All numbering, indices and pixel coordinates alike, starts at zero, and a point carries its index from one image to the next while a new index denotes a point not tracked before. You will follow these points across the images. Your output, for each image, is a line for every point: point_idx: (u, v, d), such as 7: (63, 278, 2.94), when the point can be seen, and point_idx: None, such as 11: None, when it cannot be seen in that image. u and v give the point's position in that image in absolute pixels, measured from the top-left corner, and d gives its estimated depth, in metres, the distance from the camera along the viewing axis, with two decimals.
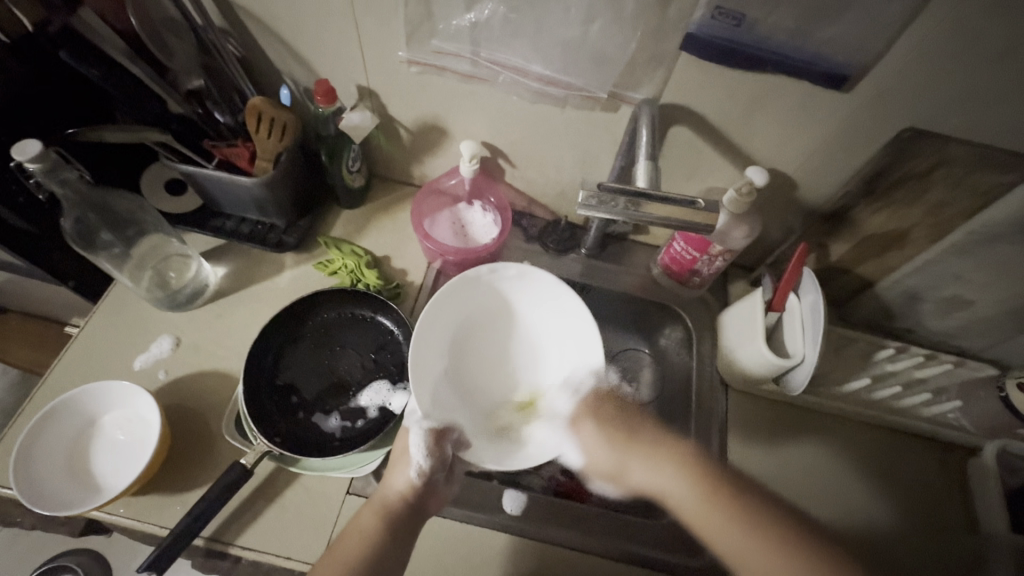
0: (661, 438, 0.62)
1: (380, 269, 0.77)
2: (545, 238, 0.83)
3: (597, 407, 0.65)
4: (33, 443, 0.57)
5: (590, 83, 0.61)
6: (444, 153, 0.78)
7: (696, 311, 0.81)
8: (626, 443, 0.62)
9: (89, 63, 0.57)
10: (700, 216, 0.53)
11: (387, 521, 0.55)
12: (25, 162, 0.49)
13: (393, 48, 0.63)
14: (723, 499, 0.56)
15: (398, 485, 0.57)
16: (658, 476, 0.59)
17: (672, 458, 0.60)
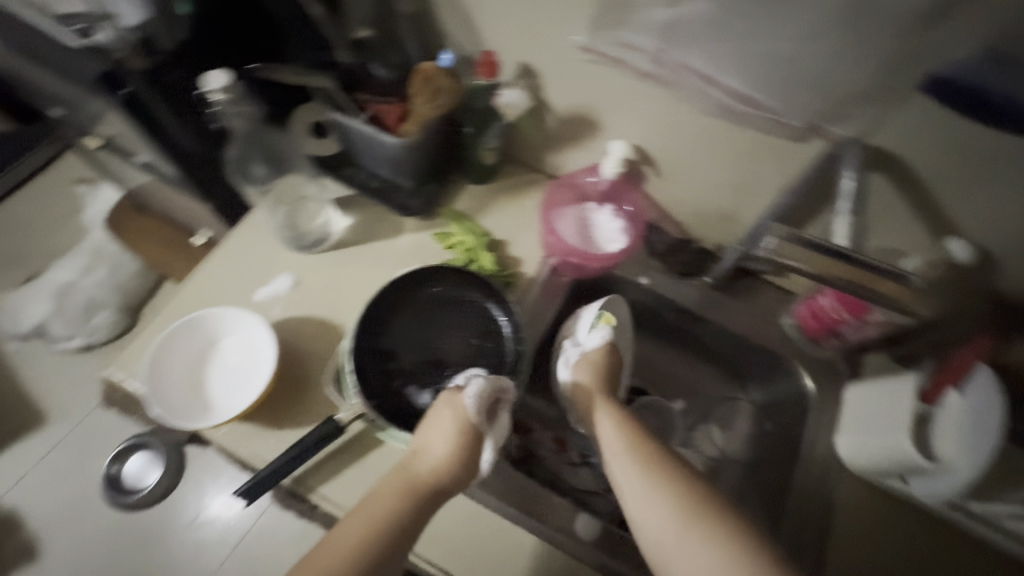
0: (630, 417, 0.62)
1: (495, 253, 0.75)
2: (670, 258, 0.77)
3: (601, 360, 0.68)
4: (163, 351, 0.61)
5: (784, 107, 0.53)
6: (587, 147, 0.74)
7: (823, 375, 0.72)
8: (598, 383, 0.66)
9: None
10: (906, 292, 0.50)
11: (409, 498, 0.54)
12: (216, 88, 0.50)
13: (571, 31, 0.58)
14: (666, 488, 0.53)
15: (429, 457, 0.55)
16: (602, 418, 0.62)
17: (630, 428, 0.60)
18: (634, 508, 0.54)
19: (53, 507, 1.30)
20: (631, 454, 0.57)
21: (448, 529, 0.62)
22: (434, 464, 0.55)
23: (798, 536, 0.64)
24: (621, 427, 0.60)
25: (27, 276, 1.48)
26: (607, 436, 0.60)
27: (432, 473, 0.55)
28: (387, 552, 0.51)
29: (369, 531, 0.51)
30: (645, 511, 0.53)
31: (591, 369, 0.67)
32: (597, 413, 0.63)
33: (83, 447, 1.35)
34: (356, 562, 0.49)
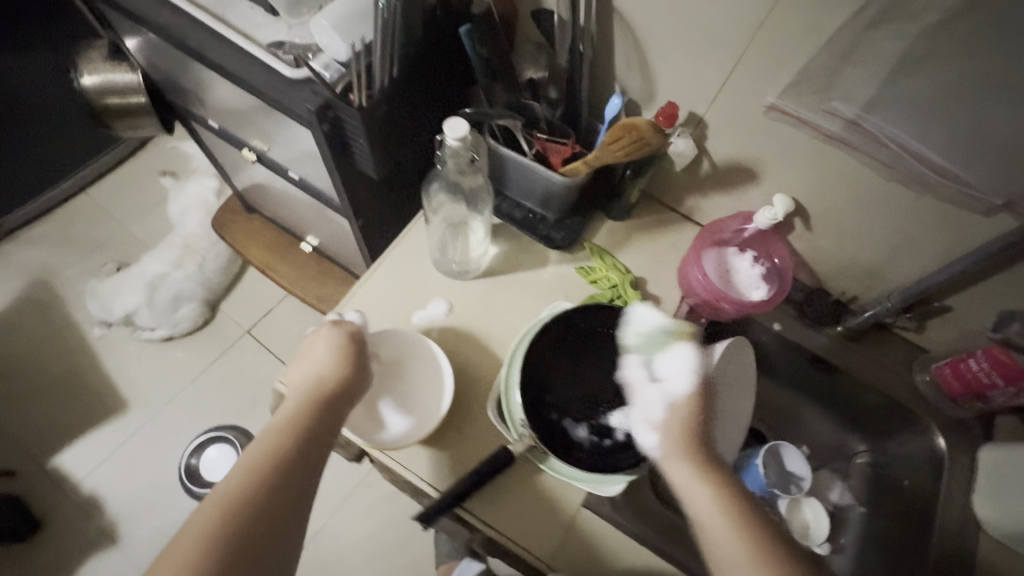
0: (727, 484, 0.55)
1: (638, 290, 0.77)
2: (804, 305, 0.79)
3: (688, 406, 0.62)
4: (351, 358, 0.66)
5: (981, 183, 0.55)
6: (736, 195, 0.76)
7: (957, 434, 0.74)
8: (687, 437, 0.59)
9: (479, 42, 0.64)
10: None
11: (317, 407, 0.59)
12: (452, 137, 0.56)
13: (761, 90, 0.60)
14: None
15: (327, 373, 0.60)
16: (693, 478, 0.56)
17: (727, 502, 0.54)
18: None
19: (131, 493, 1.32)
20: (749, 544, 0.50)
21: (599, 563, 0.63)
22: (333, 375, 0.61)
23: None
24: (707, 493, 0.54)
25: (117, 262, 1.53)
26: (699, 499, 0.55)
27: (333, 384, 0.60)
28: (305, 447, 0.56)
29: (292, 429, 0.56)
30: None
31: (677, 420, 0.61)
32: (694, 475, 0.56)
33: (163, 435, 1.38)
34: (282, 445, 0.55)
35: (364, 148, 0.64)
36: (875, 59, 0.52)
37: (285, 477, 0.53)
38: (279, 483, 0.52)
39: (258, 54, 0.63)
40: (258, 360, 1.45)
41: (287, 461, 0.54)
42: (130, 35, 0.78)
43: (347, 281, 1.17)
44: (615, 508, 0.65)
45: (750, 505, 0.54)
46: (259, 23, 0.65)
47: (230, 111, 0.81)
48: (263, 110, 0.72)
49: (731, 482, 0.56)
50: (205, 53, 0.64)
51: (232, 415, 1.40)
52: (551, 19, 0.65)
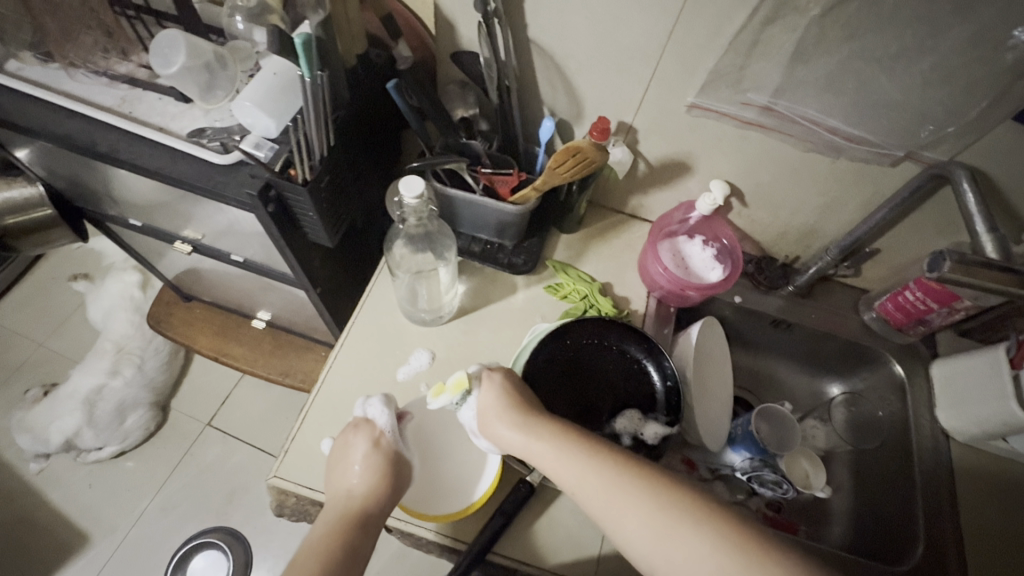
0: (561, 434, 0.53)
1: (608, 296, 0.80)
2: (756, 274, 0.85)
3: (496, 386, 0.58)
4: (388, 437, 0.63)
5: (883, 139, 0.62)
6: (675, 188, 0.80)
7: (909, 357, 0.82)
8: (506, 411, 0.56)
9: (408, 95, 0.65)
10: None
11: (352, 532, 0.53)
12: (409, 196, 0.59)
13: (681, 92, 0.65)
14: (657, 505, 0.47)
15: (358, 487, 0.55)
16: (527, 437, 0.54)
17: (577, 447, 0.52)
18: (636, 545, 0.47)
19: None
20: (603, 476, 0.49)
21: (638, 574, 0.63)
22: (366, 492, 0.55)
23: (934, 505, 0.72)
24: (551, 447, 0.53)
25: (41, 385, 1.38)
26: (550, 461, 0.52)
27: (368, 503, 0.55)
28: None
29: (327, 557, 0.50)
30: (659, 541, 0.46)
31: (493, 399, 0.57)
32: (525, 437, 0.54)
33: (136, 561, 1.24)
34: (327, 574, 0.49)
35: (315, 220, 0.63)
36: (773, 51, 0.58)
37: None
38: None
39: (185, 147, 0.60)
40: (226, 450, 1.36)
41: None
42: (21, 148, 0.72)
43: (311, 347, 1.13)
44: None
45: (597, 443, 0.52)
46: (175, 116, 0.63)
47: (153, 205, 0.77)
48: (193, 200, 0.69)
49: (577, 429, 0.54)
50: (121, 156, 0.60)
51: (211, 516, 1.29)
52: (473, 60, 0.67)
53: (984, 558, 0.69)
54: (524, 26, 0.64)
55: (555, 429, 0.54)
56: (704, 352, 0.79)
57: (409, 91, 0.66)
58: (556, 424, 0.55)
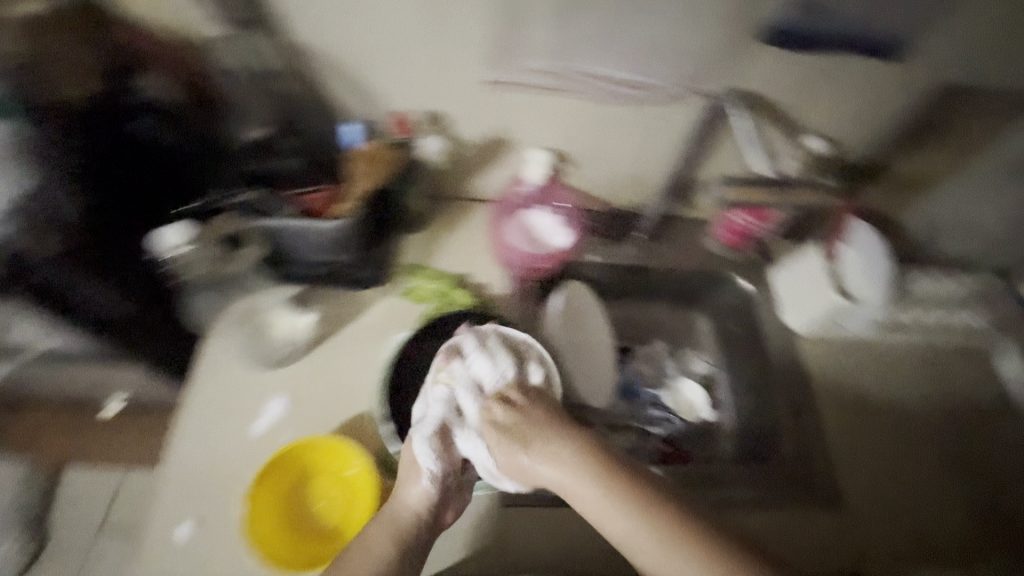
0: (581, 466, 0.55)
1: (464, 288, 0.78)
2: (604, 230, 0.88)
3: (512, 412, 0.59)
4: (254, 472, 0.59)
5: (665, 81, 0.65)
6: (505, 165, 0.80)
7: (752, 271, 0.88)
8: (517, 434, 0.58)
9: (172, 128, 0.68)
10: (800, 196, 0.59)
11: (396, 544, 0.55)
12: (173, 244, 0.65)
13: (469, 71, 0.64)
14: (665, 539, 0.51)
15: (421, 496, 0.57)
16: (556, 461, 0.56)
17: (593, 471, 0.55)
18: (652, 565, 0.51)
19: None
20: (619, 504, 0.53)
21: (543, 552, 0.64)
22: (409, 508, 0.57)
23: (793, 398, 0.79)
24: (577, 470, 0.55)
25: None
26: (570, 482, 0.55)
27: (417, 515, 0.57)
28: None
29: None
30: (661, 565, 0.50)
31: (502, 428, 0.58)
32: (545, 459, 0.56)
33: None
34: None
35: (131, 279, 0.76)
36: (537, 13, 0.58)
37: None
38: None
39: None
40: None
41: None
42: None
43: None
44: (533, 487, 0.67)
45: (628, 469, 0.55)
46: None
47: None
48: None
49: (601, 450, 0.57)
50: None
51: None
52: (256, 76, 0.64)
53: (840, 428, 0.78)
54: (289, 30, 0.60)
55: (576, 451, 0.56)
56: (572, 318, 0.79)
57: (161, 128, 0.67)
58: (582, 445, 0.56)
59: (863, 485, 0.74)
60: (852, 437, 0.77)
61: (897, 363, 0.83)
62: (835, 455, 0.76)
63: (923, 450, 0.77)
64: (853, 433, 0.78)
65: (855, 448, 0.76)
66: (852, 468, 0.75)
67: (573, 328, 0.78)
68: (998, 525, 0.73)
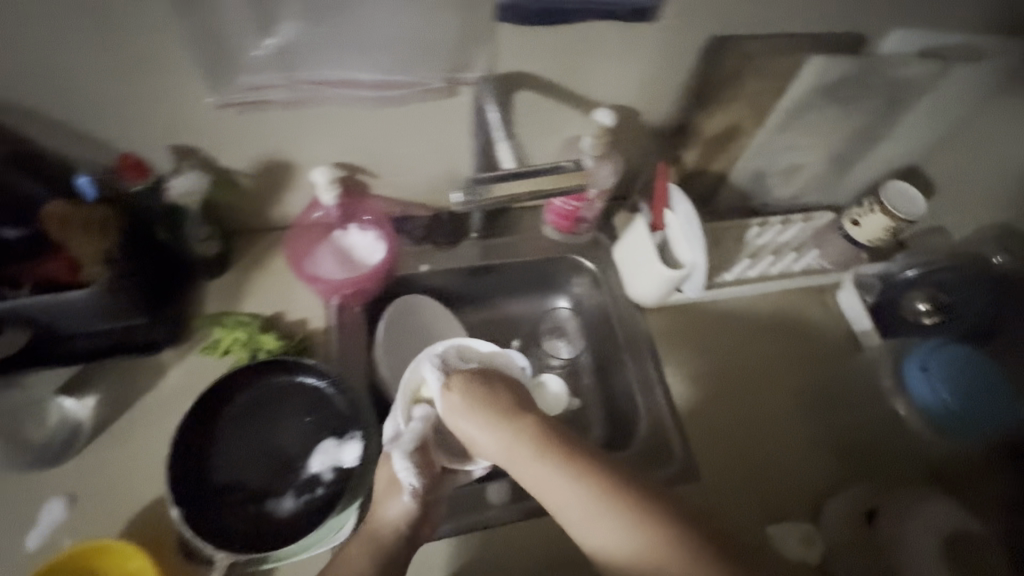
0: (555, 445, 0.54)
1: (275, 329, 0.71)
2: (433, 236, 0.81)
3: (467, 396, 0.58)
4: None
5: (421, 76, 0.58)
6: (297, 187, 0.72)
7: (594, 251, 0.85)
8: (492, 412, 0.57)
9: None
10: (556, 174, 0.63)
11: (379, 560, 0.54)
12: None
13: (194, 95, 0.56)
14: (624, 513, 0.50)
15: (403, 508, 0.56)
16: (498, 438, 0.56)
17: (553, 452, 0.53)
18: (595, 538, 0.51)
19: None
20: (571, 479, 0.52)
21: None
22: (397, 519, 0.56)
23: (644, 376, 0.77)
24: (516, 451, 0.55)
25: None
26: (525, 466, 0.54)
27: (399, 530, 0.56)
28: None
29: None
30: (613, 545, 0.50)
31: (472, 403, 0.58)
32: (509, 442, 0.55)
33: None
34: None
35: None
36: (243, 23, 0.51)
37: None
38: None
39: None
40: None
41: None
42: None
43: None
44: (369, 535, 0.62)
45: (566, 445, 0.54)
46: None
47: None
48: None
49: (549, 428, 0.56)
50: None
51: None
52: None
53: (687, 393, 0.77)
54: None
55: (538, 434, 0.55)
56: (398, 337, 0.76)
57: None
58: (539, 425, 0.56)
59: (708, 449, 0.73)
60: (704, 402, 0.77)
61: (742, 319, 0.83)
62: (686, 422, 0.75)
63: (775, 404, 0.77)
64: (702, 398, 0.77)
65: (710, 414, 0.75)
66: (702, 432, 0.74)
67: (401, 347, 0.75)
68: (856, 463, 0.73)
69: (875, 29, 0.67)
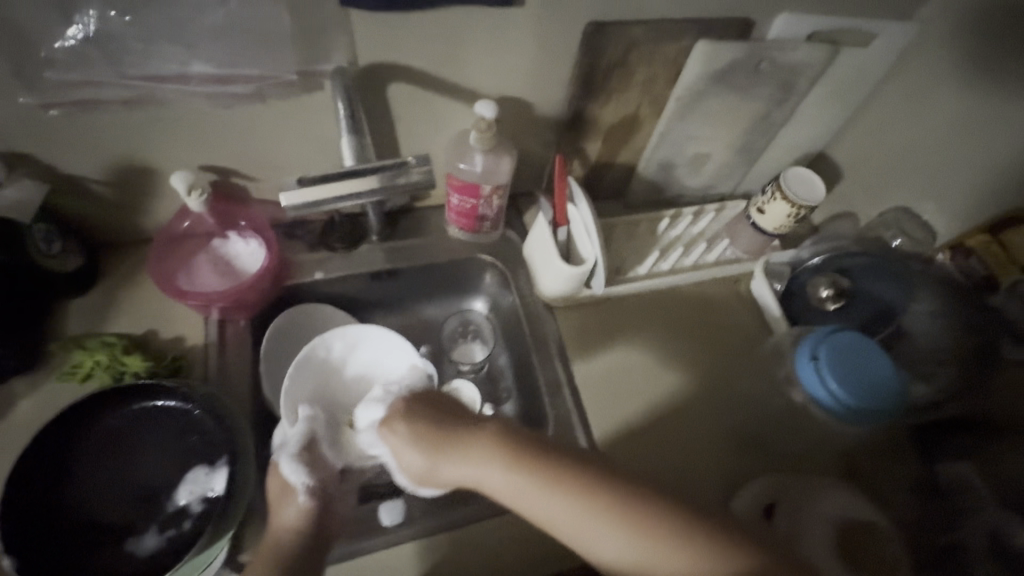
0: (533, 455, 0.49)
1: (144, 349, 0.65)
2: (328, 240, 0.76)
3: (410, 428, 0.53)
4: None
5: (273, 69, 0.54)
6: (164, 194, 0.66)
7: (504, 250, 0.82)
8: (440, 439, 0.51)
9: None
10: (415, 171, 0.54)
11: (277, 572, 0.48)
12: None
13: (11, 96, 0.51)
14: (627, 519, 0.46)
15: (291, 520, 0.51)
16: (460, 467, 0.50)
17: (529, 463, 0.48)
18: (605, 552, 0.46)
19: None
20: (558, 490, 0.47)
21: None
22: (289, 526, 0.51)
23: (554, 378, 0.74)
24: (487, 469, 0.49)
25: None
26: (498, 482, 0.49)
27: (296, 538, 0.50)
28: None
29: None
30: (612, 555, 0.46)
31: (412, 434, 0.53)
32: (473, 460, 0.50)
33: None
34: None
35: None
36: (46, 12, 0.45)
37: None
38: None
39: None
40: None
41: None
42: None
43: None
44: (245, 569, 0.57)
45: (534, 449, 0.49)
46: None
47: None
48: None
49: (512, 435, 0.51)
50: None
51: None
52: None
53: (594, 391, 0.74)
54: None
55: (499, 445, 0.50)
56: (289, 346, 0.73)
57: None
58: (499, 432, 0.51)
59: (617, 448, 0.70)
60: (613, 397, 0.74)
61: (655, 312, 0.82)
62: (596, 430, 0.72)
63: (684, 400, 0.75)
64: (609, 395, 0.74)
65: (617, 411, 0.73)
66: (614, 438, 0.71)
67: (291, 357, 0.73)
68: (755, 452, 0.72)
69: (760, 14, 0.66)
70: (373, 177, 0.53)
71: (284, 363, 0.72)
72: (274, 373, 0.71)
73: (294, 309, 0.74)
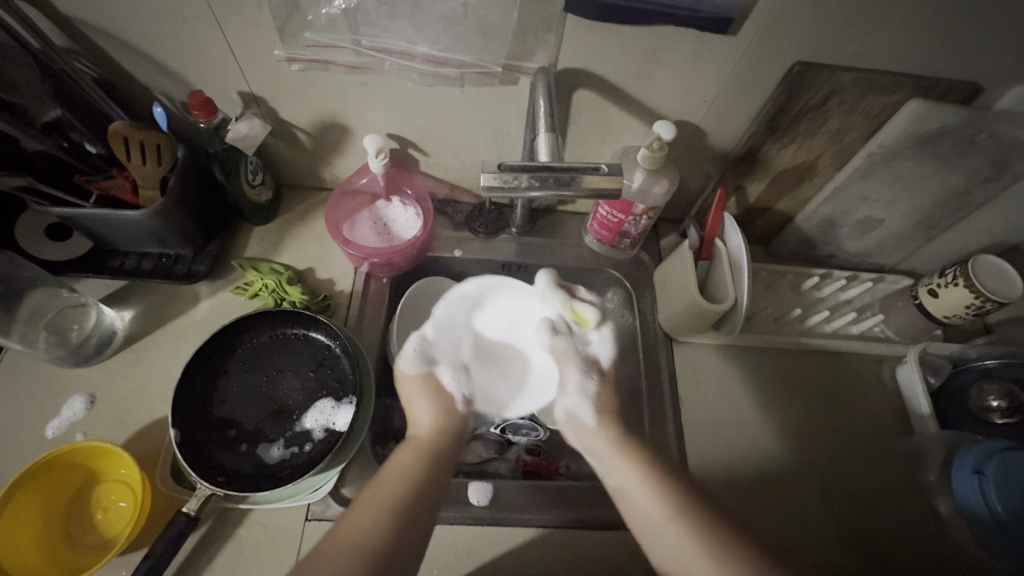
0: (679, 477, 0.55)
1: (303, 283, 0.73)
2: (472, 223, 0.80)
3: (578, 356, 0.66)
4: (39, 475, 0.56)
5: (483, 58, 0.58)
6: (351, 151, 0.74)
7: (634, 269, 0.81)
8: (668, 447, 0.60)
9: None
10: (606, 179, 0.54)
11: (419, 458, 0.57)
12: None
13: (268, 47, 0.59)
14: None
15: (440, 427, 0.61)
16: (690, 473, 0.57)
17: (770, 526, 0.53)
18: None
19: None
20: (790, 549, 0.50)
21: None
22: (431, 431, 0.61)
23: (659, 412, 0.72)
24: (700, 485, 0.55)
25: None
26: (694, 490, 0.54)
27: (434, 438, 0.60)
28: (416, 488, 0.54)
29: (408, 479, 0.54)
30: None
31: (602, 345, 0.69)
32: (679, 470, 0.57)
33: None
34: (381, 538, 0.49)
35: None
36: None
37: (416, 517, 0.52)
38: (410, 506, 0.52)
39: None
40: None
41: (405, 503, 0.52)
42: None
43: None
44: (345, 502, 0.61)
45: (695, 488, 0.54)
46: None
47: None
48: None
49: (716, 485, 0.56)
50: None
51: None
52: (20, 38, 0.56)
53: (700, 430, 0.71)
54: (50, 4, 0.55)
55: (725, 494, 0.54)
56: (418, 314, 0.77)
57: None
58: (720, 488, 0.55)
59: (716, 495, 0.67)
60: (715, 444, 0.71)
61: (782, 371, 0.76)
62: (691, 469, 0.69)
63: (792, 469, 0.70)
64: (712, 436, 0.71)
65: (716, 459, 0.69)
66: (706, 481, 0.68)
67: (419, 322, 0.76)
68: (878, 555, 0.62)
69: (993, 81, 0.59)
70: (568, 173, 0.52)
71: (412, 325, 0.75)
72: (403, 332, 0.74)
73: (431, 283, 0.77)
